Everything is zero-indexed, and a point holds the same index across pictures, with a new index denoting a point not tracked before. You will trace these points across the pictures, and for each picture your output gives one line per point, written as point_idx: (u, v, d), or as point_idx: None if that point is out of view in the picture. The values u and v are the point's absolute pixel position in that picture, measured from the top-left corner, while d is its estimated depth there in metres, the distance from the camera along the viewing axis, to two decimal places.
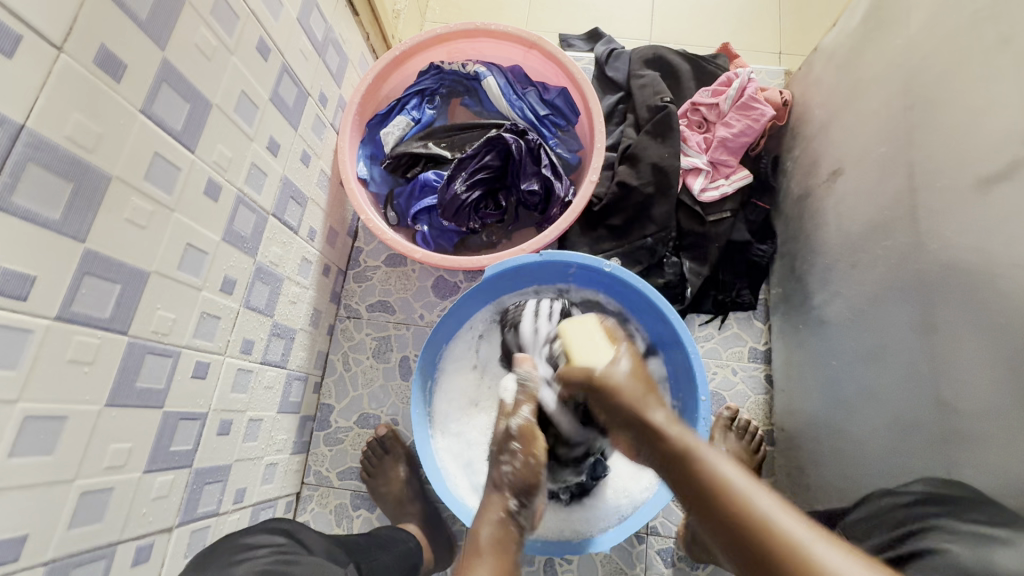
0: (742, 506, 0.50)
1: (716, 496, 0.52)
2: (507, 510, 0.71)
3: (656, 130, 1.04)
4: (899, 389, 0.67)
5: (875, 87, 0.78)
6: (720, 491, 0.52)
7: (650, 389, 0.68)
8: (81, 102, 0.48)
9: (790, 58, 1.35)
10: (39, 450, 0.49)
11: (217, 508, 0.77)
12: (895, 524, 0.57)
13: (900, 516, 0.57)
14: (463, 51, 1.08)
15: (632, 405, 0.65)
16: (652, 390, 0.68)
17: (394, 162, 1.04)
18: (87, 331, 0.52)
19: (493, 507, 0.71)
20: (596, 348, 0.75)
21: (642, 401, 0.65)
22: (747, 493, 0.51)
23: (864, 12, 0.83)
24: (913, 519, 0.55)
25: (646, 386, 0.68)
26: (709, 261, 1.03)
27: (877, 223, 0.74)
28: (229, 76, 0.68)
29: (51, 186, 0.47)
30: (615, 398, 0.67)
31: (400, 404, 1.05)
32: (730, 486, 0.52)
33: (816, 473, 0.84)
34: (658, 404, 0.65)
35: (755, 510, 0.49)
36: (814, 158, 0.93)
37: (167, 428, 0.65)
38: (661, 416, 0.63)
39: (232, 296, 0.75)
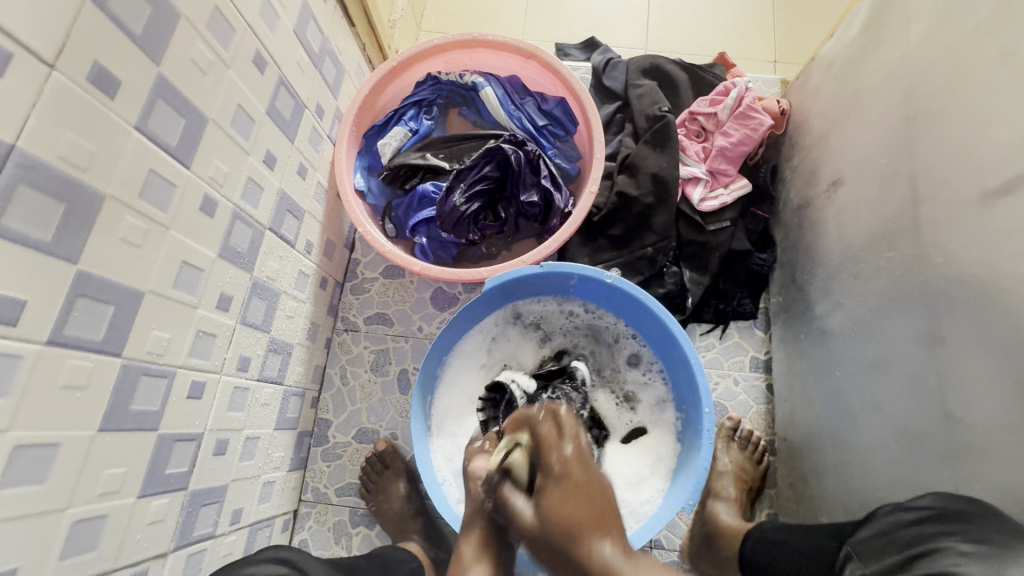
0: None
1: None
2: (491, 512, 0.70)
3: (655, 140, 1.04)
4: (905, 402, 0.67)
5: (875, 98, 0.78)
6: None
7: (592, 517, 0.52)
8: (75, 121, 0.47)
9: (786, 67, 1.36)
10: (30, 479, 0.47)
11: (213, 530, 0.75)
12: (905, 544, 0.53)
13: (908, 533, 0.54)
14: (460, 61, 1.07)
15: (568, 543, 0.52)
16: (603, 522, 0.53)
17: (391, 174, 1.03)
18: (79, 354, 0.51)
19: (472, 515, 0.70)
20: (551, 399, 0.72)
21: (587, 527, 0.52)
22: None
23: (862, 23, 0.83)
24: (919, 537, 0.52)
25: (597, 517, 0.53)
26: (710, 270, 1.02)
27: (879, 233, 0.74)
28: (225, 90, 0.67)
29: (44, 208, 0.45)
30: (544, 536, 0.53)
31: (399, 418, 1.04)
32: None
33: (820, 484, 0.83)
34: (604, 537, 0.52)
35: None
36: (813, 167, 0.93)
37: (163, 450, 0.64)
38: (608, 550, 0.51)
39: (228, 313, 0.73)
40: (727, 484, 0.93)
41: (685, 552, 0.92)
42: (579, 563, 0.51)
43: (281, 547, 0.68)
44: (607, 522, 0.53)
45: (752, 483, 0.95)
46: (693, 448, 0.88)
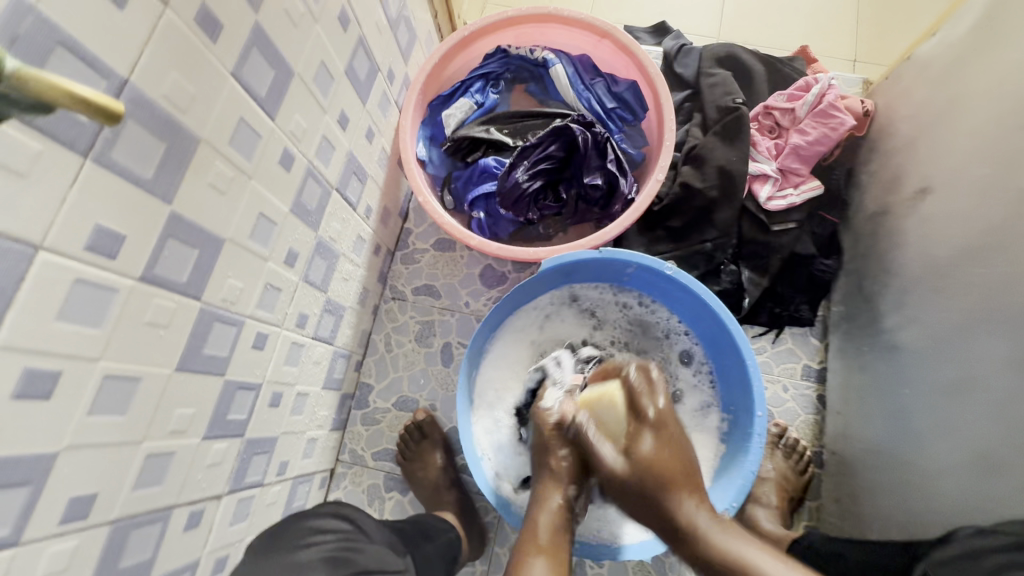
0: None
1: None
2: (565, 497, 0.71)
3: (725, 132, 1.01)
4: (987, 426, 0.64)
5: (983, 103, 0.73)
6: None
7: (676, 469, 0.66)
8: (179, 60, 0.47)
9: (865, 66, 1.29)
10: (115, 410, 0.49)
11: (262, 479, 0.77)
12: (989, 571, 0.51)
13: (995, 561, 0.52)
14: (532, 36, 1.05)
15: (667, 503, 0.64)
16: (683, 472, 0.67)
17: (454, 145, 1.02)
18: (165, 294, 0.51)
19: (551, 494, 0.71)
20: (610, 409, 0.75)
21: (673, 490, 0.65)
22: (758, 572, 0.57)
23: (974, 22, 0.78)
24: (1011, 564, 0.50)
25: (678, 466, 0.67)
26: (770, 272, 0.99)
27: (972, 249, 0.70)
28: (311, 45, 0.66)
29: (146, 145, 0.46)
30: (641, 479, 0.66)
31: (439, 390, 1.05)
32: None
33: (873, 501, 0.81)
34: (690, 493, 0.65)
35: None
36: (897, 174, 0.88)
37: (226, 396, 0.65)
38: (693, 508, 0.64)
39: (293, 269, 0.74)
40: (768, 491, 0.91)
41: None
42: (675, 519, 0.63)
43: (343, 503, 0.69)
44: (700, 495, 0.66)
45: (794, 493, 0.93)
46: (739, 451, 0.86)
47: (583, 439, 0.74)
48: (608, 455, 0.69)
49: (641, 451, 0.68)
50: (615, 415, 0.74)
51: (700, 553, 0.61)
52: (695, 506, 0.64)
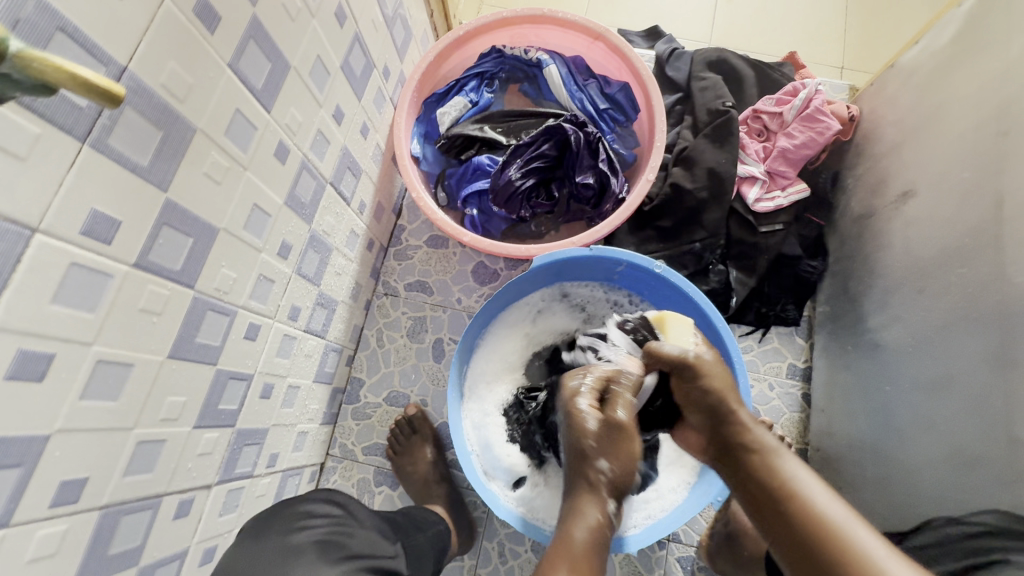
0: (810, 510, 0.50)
1: (788, 501, 0.51)
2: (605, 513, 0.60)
3: (715, 134, 1.03)
4: (964, 420, 0.66)
5: (962, 110, 0.76)
6: (794, 496, 0.51)
7: (730, 384, 0.65)
8: (177, 51, 0.47)
9: (852, 74, 1.32)
10: (106, 396, 0.49)
11: (252, 470, 0.77)
12: (965, 553, 0.58)
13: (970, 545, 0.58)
14: (526, 37, 1.06)
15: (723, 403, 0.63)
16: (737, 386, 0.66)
17: (448, 143, 1.03)
18: (158, 281, 0.52)
19: (589, 509, 0.59)
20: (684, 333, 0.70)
21: (730, 392, 0.64)
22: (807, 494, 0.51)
23: (955, 30, 0.80)
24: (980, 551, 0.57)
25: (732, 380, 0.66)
26: (757, 272, 1.01)
27: (952, 250, 0.72)
28: (309, 39, 0.67)
29: (144, 133, 0.46)
30: (694, 388, 0.65)
31: (430, 386, 1.05)
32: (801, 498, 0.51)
33: (855, 496, 0.82)
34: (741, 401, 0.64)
35: (825, 516, 0.48)
36: (881, 177, 0.91)
37: (218, 385, 0.65)
38: (745, 413, 0.62)
39: (287, 261, 0.74)
40: None
41: (702, 549, 0.92)
42: (721, 424, 0.62)
43: (336, 491, 0.70)
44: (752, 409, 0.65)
45: None
46: None
47: (628, 451, 0.61)
48: (681, 351, 0.67)
49: (702, 363, 0.66)
50: (688, 341, 0.69)
51: (747, 444, 0.59)
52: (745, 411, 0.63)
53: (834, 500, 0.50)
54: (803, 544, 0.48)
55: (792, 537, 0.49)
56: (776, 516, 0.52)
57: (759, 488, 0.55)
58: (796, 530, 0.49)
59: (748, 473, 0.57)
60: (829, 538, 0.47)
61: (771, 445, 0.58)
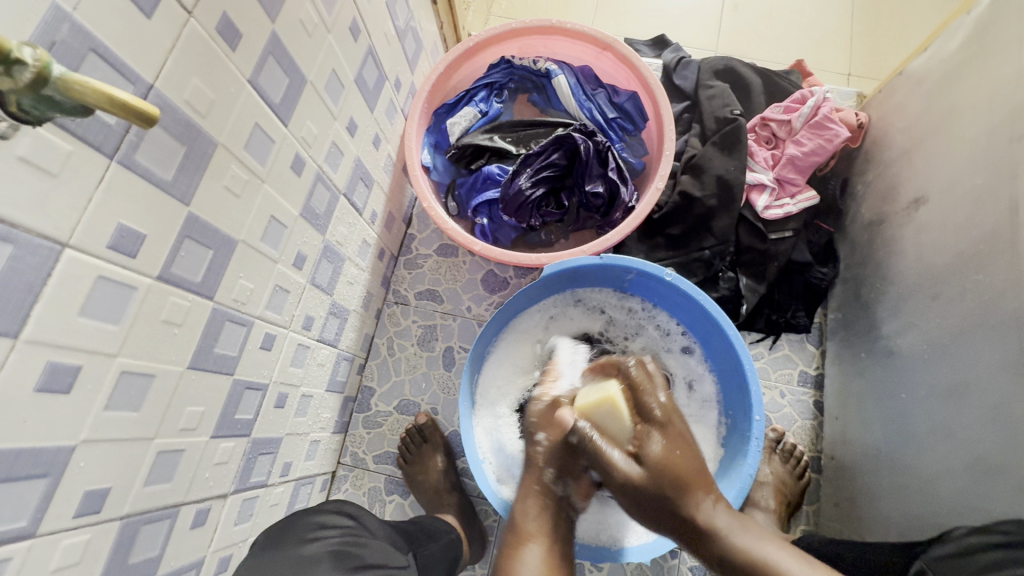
0: None
1: None
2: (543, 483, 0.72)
3: (723, 142, 1.03)
4: (983, 429, 0.65)
5: (973, 117, 0.76)
6: None
7: (687, 480, 0.66)
8: (200, 67, 0.49)
9: (859, 81, 1.33)
10: (129, 406, 0.50)
11: (266, 479, 0.78)
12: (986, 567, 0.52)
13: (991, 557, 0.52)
14: (535, 47, 1.07)
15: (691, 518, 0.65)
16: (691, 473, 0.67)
17: (458, 153, 1.04)
18: (180, 293, 0.53)
19: (529, 481, 0.73)
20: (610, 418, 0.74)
21: (687, 494, 0.65)
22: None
23: (964, 37, 0.81)
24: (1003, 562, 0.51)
25: (681, 471, 0.67)
26: (767, 279, 1.01)
27: (965, 257, 0.72)
28: (324, 54, 0.68)
29: (169, 148, 0.47)
30: (650, 506, 0.66)
31: (441, 394, 1.06)
32: None
33: (871, 505, 0.82)
34: (703, 492, 0.66)
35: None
36: (891, 184, 0.91)
37: (235, 395, 0.66)
38: (710, 506, 0.65)
39: (301, 272, 0.75)
40: (767, 495, 0.92)
41: None
42: (697, 534, 0.64)
43: (347, 500, 0.71)
44: (711, 490, 0.67)
45: (791, 497, 0.94)
46: (738, 452, 0.87)
47: (564, 427, 0.72)
48: (616, 463, 0.68)
49: (642, 475, 0.67)
50: (621, 427, 0.73)
51: (731, 551, 0.62)
52: (710, 502, 0.65)
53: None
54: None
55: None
56: None
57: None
58: None
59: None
60: None
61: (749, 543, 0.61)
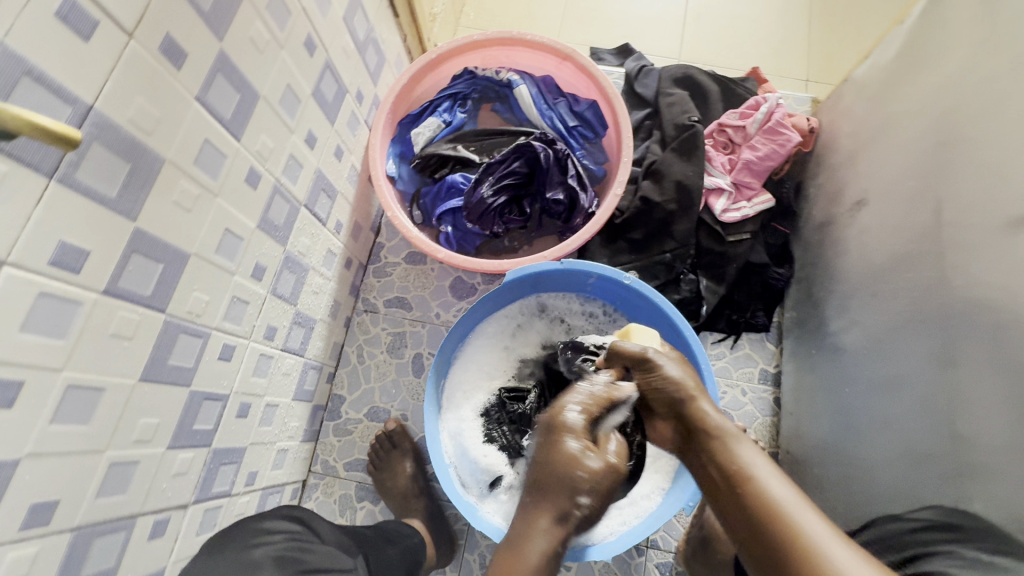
0: (762, 497, 0.48)
1: (740, 486, 0.50)
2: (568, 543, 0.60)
3: (681, 149, 1.06)
4: (914, 419, 0.68)
5: (907, 122, 0.79)
6: (747, 482, 0.50)
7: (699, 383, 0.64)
8: (144, 87, 0.50)
9: (817, 86, 1.37)
10: (77, 419, 0.50)
11: (229, 489, 0.79)
12: (901, 546, 0.60)
13: (909, 540, 0.60)
14: (497, 58, 1.10)
15: (682, 394, 0.62)
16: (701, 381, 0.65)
17: (422, 163, 1.06)
18: (128, 306, 0.54)
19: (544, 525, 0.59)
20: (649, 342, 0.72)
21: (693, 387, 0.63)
22: (756, 475, 0.51)
23: (900, 46, 0.84)
24: (914, 543, 0.59)
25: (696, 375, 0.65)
26: (726, 280, 1.03)
27: (900, 256, 0.75)
28: (278, 69, 0.70)
29: (111, 165, 0.48)
30: (648, 379, 0.66)
31: (411, 400, 1.07)
32: (754, 482, 0.50)
33: (820, 497, 0.84)
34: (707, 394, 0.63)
35: (773, 501, 0.48)
36: (839, 187, 0.94)
37: (192, 406, 0.67)
38: (710, 408, 0.60)
39: (261, 283, 0.76)
40: None
41: (679, 555, 0.94)
42: (685, 415, 0.61)
43: (295, 507, 0.73)
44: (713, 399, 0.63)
45: None
46: None
47: (611, 492, 0.61)
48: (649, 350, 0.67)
49: (661, 365, 0.65)
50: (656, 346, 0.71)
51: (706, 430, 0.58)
52: (712, 406, 0.61)
53: (783, 484, 0.49)
54: (756, 529, 0.48)
55: (746, 523, 0.49)
56: (731, 503, 0.51)
57: (716, 470, 0.54)
58: (744, 514, 0.49)
59: (707, 459, 0.56)
60: (776, 526, 0.46)
61: (732, 432, 0.56)
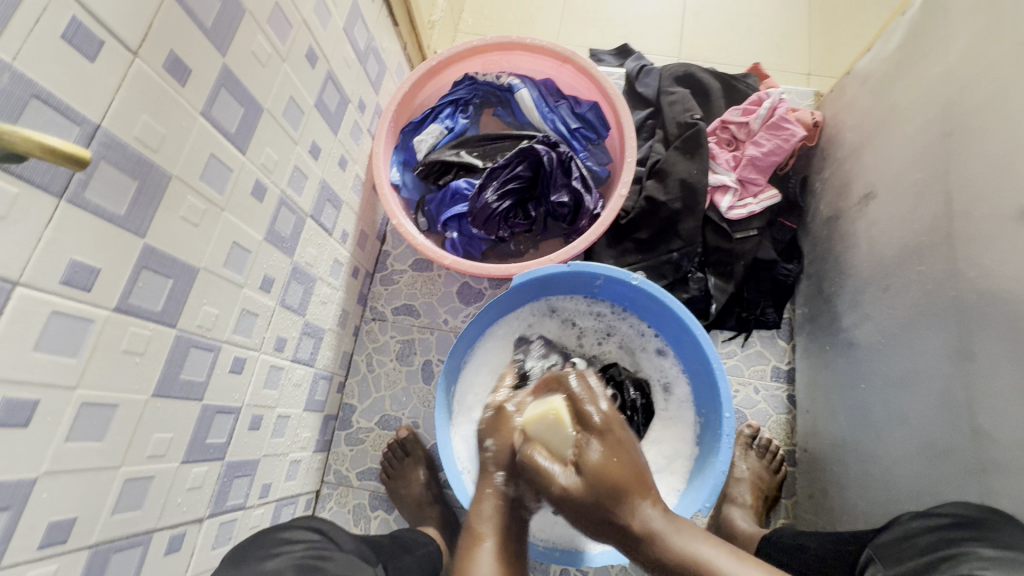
0: None
1: None
2: (495, 485, 0.68)
3: (685, 147, 1.05)
4: (932, 414, 0.67)
5: (913, 112, 0.78)
6: None
7: (628, 479, 0.58)
8: (149, 104, 0.50)
9: (819, 79, 1.36)
10: (92, 436, 0.51)
11: (244, 501, 0.79)
12: (926, 548, 0.54)
13: (935, 538, 0.54)
14: (497, 63, 1.10)
15: (617, 522, 0.57)
16: (631, 476, 0.59)
17: (426, 169, 1.06)
18: (139, 322, 0.54)
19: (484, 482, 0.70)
20: (558, 433, 0.65)
21: (619, 503, 0.57)
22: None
23: (902, 36, 0.84)
24: (941, 543, 0.53)
25: (623, 475, 0.58)
26: (735, 278, 1.03)
27: (911, 248, 0.74)
28: (280, 82, 0.70)
29: (119, 183, 0.49)
30: (583, 515, 0.59)
31: (421, 408, 1.07)
32: None
33: (840, 495, 0.83)
34: (641, 498, 0.58)
35: None
36: (845, 180, 0.94)
37: (205, 420, 0.67)
38: (651, 513, 0.58)
39: (269, 295, 0.77)
40: (743, 491, 0.94)
41: None
42: (639, 543, 0.57)
43: (313, 517, 0.73)
44: (647, 492, 0.59)
45: (769, 491, 0.95)
46: (712, 450, 0.89)
47: (507, 430, 0.72)
48: (555, 475, 0.60)
49: (570, 483, 0.59)
50: (564, 438, 0.64)
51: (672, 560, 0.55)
52: (651, 509, 0.58)
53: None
54: None
55: None
56: None
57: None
58: None
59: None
60: None
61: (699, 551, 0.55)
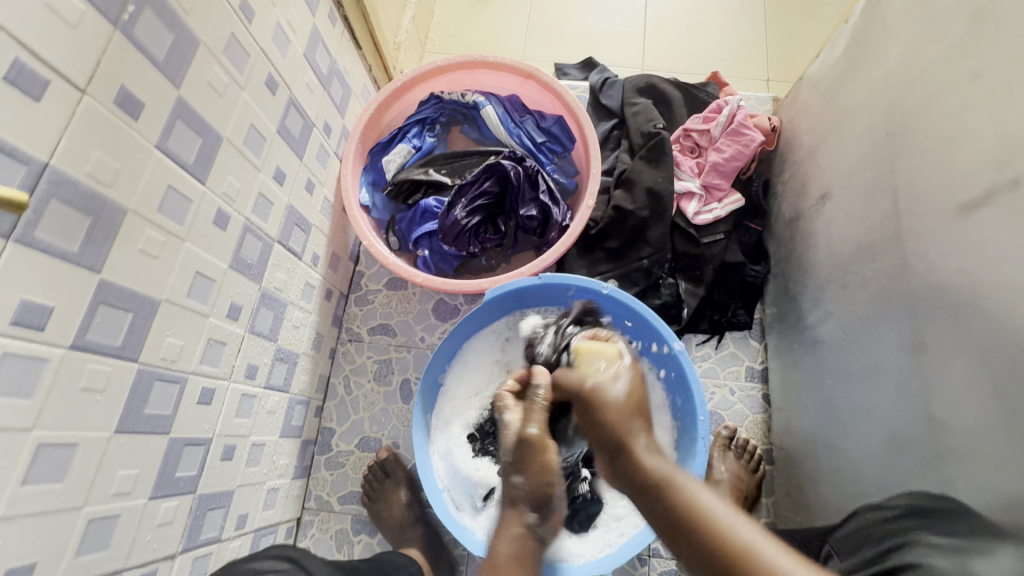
0: (723, 535, 0.48)
1: (695, 526, 0.50)
2: (526, 526, 0.67)
3: (649, 155, 1.08)
4: (893, 406, 0.69)
5: (859, 115, 0.81)
6: (703, 520, 0.50)
7: (639, 412, 0.62)
8: (102, 140, 0.50)
9: (777, 85, 1.40)
10: (50, 478, 0.50)
11: (219, 534, 0.77)
12: (882, 538, 0.61)
13: (887, 529, 0.62)
14: (462, 81, 1.11)
15: (616, 431, 0.60)
16: (640, 412, 0.63)
17: (395, 189, 1.07)
18: (99, 359, 0.53)
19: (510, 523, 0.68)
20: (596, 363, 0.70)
21: (627, 420, 0.61)
22: (709, 512, 0.50)
23: (846, 43, 0.87)
24: (894, 534, 0.60)
25: (636, 407, 0.63)
26: (704, 281, 1.05)
27: (865, 245, 0.77)
28: (240, 110, 0.70)
29: (70, 221, 0.48)
30: (596, 421, 0.62)
31: (401, 427, 1.06)
32: (707, 518, 0.50)
33: (816, 491, 0.85)
34: (642, 428, 0.61)
35: (731, 541, 0.48)
36: (803, 182, 0.96)
37: (173, 453, 0.66)
38: (644, 442, 0.59)
39: (238, 322, 0.76)
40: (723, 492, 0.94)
41: None
42: (621, 451, 0.59)
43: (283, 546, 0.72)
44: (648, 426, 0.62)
45: (749, 492, 0.95)
46: (688, 454, 0.90)
47: (542, 464, 0.68)
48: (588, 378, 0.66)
49: (603, 394, 0.63)
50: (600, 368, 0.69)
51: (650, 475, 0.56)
52: (645, 439, 0.60)
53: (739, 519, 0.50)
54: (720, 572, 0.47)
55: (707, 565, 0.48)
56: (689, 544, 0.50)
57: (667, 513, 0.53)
58: (710, 559, 0.48)
59: (657, 500, 0.54)
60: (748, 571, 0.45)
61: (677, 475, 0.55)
